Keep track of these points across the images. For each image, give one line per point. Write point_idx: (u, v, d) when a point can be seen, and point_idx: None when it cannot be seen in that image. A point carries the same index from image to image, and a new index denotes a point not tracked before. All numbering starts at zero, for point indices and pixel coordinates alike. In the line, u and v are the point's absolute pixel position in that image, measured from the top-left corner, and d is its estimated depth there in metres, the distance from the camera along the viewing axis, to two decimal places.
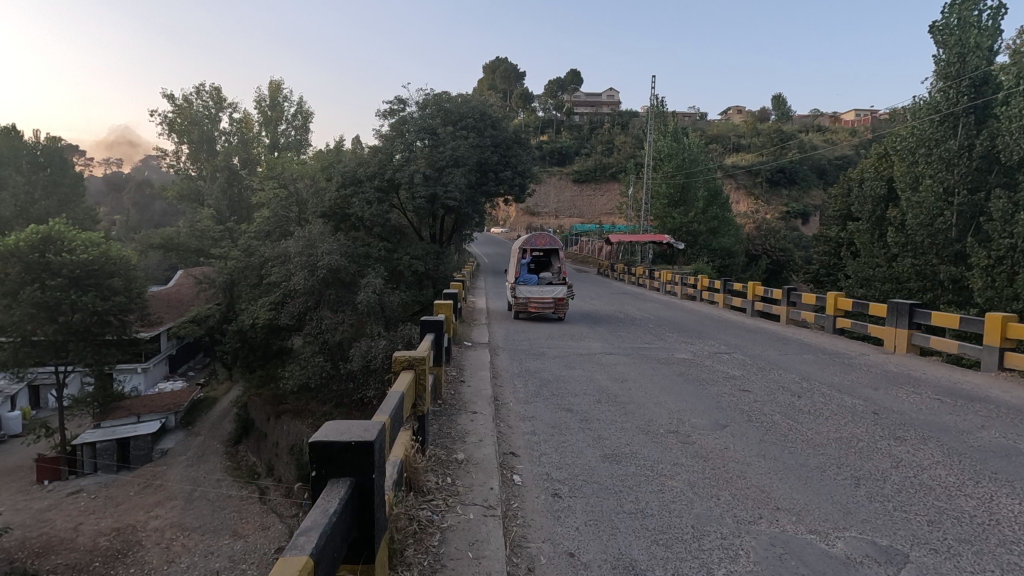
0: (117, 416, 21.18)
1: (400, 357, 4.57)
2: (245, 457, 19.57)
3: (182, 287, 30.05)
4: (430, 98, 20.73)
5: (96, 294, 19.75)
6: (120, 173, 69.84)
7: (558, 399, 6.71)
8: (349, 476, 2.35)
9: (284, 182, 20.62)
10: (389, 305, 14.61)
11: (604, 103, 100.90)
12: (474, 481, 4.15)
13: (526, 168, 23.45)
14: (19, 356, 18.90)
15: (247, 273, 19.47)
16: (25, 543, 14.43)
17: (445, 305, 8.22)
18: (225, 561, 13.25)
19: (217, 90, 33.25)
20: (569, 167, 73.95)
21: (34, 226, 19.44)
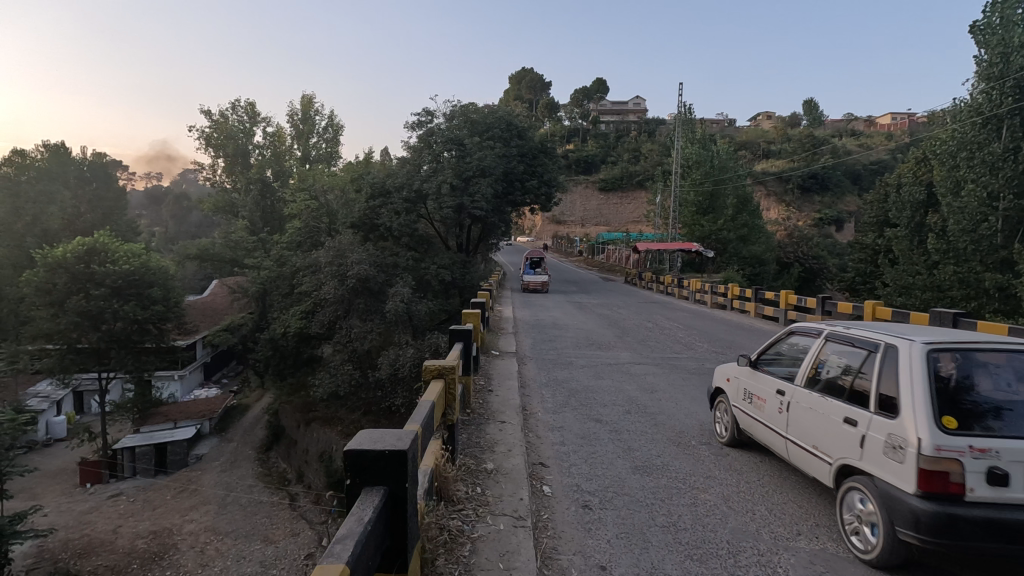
0: (155, 422, 21.85)
1: (431, 366, 4.61)
2: (276, 464, 19.90)
3: (217, 296, 30.95)
4: (457, 109, 20.97)
5: (137, 303, 20.46)
6: (161, 187, 72.72)
7: (586, 409, 6.66)
8: (383, 485, 2.37)
9: (315, 194, 21.09)
10: (417, 314, 14.75)
11: (631, 111, 100.56)
12: (503, 491, 4.15)
13: (553, 177, 23.43)
14: (65, 363, 19.85)
15: (279, 282, 19.84)
16: (69, 544, 14.92)
17: (474, 313, 8.25)
18: (257, 566, 13.45)
19: (252, 105, 34.16)
20: (596, 175, 73.89)
21: (80, 238, 20.26)
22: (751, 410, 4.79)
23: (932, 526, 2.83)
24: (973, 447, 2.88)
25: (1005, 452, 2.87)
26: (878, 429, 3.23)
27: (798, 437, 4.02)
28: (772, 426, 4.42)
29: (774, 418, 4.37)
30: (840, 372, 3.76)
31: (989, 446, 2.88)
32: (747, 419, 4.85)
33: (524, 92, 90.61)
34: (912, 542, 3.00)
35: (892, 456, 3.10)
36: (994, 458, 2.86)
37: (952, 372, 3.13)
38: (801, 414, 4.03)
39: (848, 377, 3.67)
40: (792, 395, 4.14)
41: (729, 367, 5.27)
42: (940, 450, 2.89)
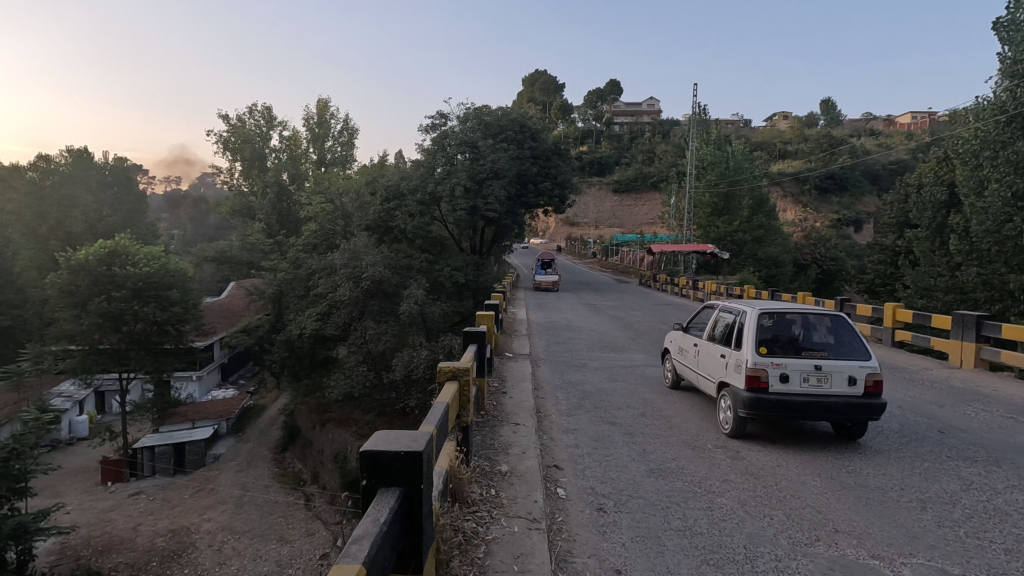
0: (174, 422, 22.20)
1: (445, 368, 4.63)
2: (292, 464, 20.10)
3: (235, 298, 31.38)
4: (470, 111, 20.96)
5: (156, 305, 20.82)
6: (180, 191, 73.96)
7: (600, 411, 6.63)
8: (398, 486, 2.37)
9: (330, 197, 21.28)
10: (431, 315, 14.80)
11: (644, 112, 100.12)
12: (517, 493, 4.15)
13: (566, 179, 23.41)
14: (87, 363, 20.25)
15: (294, 284, 20.03)
16: (91, 541, 15.21)
17: (487, 315, 8.27)
18: (273, 565, 13.60)
19: (269, 110, 34.63)
20: (609, 177, 73.64)
21: (102, 241, 20.68)
22: (683, 359, 7.02)
23: (750, 405, 5.18)
24: (772, 362, 5.20)
25: (792, 365, 5.17)
26: (732, 356, 5.54)
27: (702, 372, 6.35)
28: (691, 368, 6.72)
29: (694, 362, 6.60)
30: (723, 328, 6.04)
31: (782, 362, 5.19)
32: (681, 366, 7.09)
33: (537, 95, 90.57)
34: (747, 418, 5.33)
35: (737, 371, 5.42)
36: (786, 368, 5.16)
37: (770, 323, 5.45)
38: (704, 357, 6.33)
39: (725, 330, 5.98)
40: (700, 345, 6.44)
41: (672, 334, 7.52)
42: (755, 365, 5.22)
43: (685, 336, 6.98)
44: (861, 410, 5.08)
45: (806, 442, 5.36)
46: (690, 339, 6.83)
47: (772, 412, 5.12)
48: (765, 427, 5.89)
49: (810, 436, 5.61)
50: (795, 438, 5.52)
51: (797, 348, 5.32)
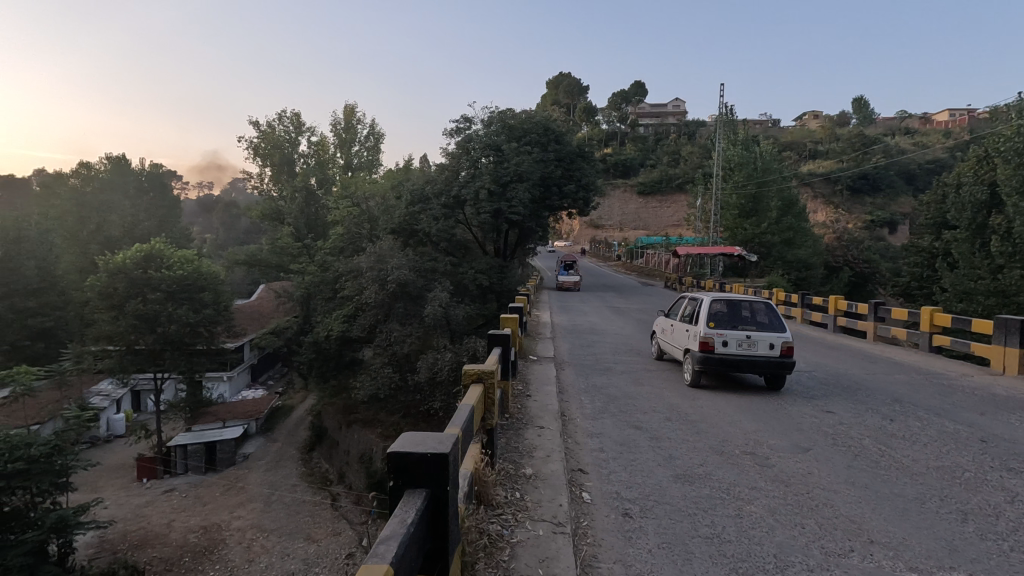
0: (206, 422, 22.78)
1: (470, 371, 4.64)
2: (319, 464, 20.40)
3: (264, 300, 32.09)
4: (495, 115, 20.98)
5: (189, 307, 21.41)
6: (212, 196, 76.01)
7: (626, 415, 6.56)
8: (425, 487, 2.39)
9: (356, 201, 21.61)
10: (455, 318, 14.87)
11: (670, 113, 99.13)
12: (542, 497, 4.13)
13: (590, 181, 23.28)
14: (124, 363, 20.90)
15: (321, 287, 20.33)
16: (126, 536, 15.67)
17: (512, 318, 8.27)
18: (300, 563, 13.84)
19: (298, 116, 35.32)
20: (634, 179, 73.09)
21: (138, 245, 21.39)
22: (666, 337, 9.30)
23: (699, 359, 7.53)
24: (717, 333, 7.55)
25: (730, 335, 7.51)
26: (692, 330, 7.91)
27: (676, 344, 8.66)
28: (670, 343, 9.03)
29: (671, 337, 8.89)
30: (691, 311, 8.40)
31: (723, 332, 7.54)
32: (664, 342, 9.38)
33: (561, 97, 90.40)
34: (699, 371, 7.67)
35: (694, 340, 7.79)
36: (727, 335, 7.49)
37: (719, 307, 7.85)
38: (678, 334, 8.68)
39: (692, 313, 8.35)
40: (676, 324, 8.77)
41: (659, 320, 9.85)
42: (703, 332, 7.62)
43: (667, 319, 9.30)
44: (777, 366, 7.37)
45: (741, 391, 7.66)
46: (671, 321, 9.13)
47: (713, 363, 7.50)
48: (737, 394, 7.42)
49: (747, 387, 7.90)
50: (735, 389, 7.82)
51: (736, 324, 7.65)
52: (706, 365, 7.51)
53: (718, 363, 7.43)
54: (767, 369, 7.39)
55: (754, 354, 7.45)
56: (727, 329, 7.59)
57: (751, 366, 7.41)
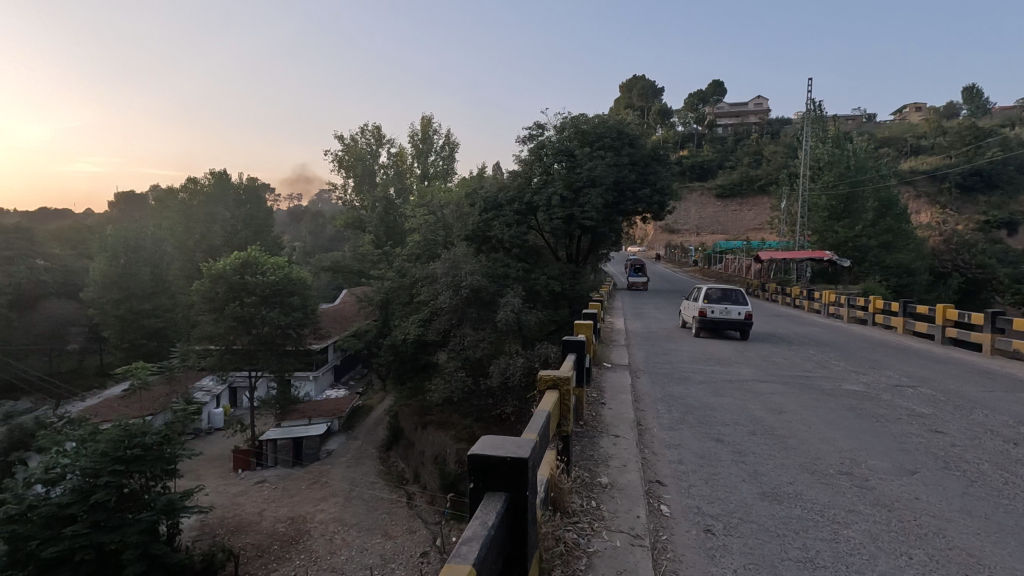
0: (294, 417, 24.46)
1: (546, 376, 4.65)
2: (396, 463, 21.12)
3: (347, 305, 33.88)
4: (567, 121, 20.98)
5: (280, 310, 22.91)
6: (301, 206, 81.40)
7: (706, 427, 6.30)
8: (504, 491, 2.41)
9: (432, 209, 22.36)
10: (527, 324, 14.86)
11: (751, 112, 94.96)
12: (619, 508, 4.04)
13: (666, 185, 22.48)
14: (224, 361, 22.69)
15: (399, 292, 21.06)
16: (224, 521, 16.95)
17: (585, 324, 8.19)
18: (378, 558, 14.44)
19: (379, 129, 36.97)
20: (712, 181, 70.49)
21: (237, 253, 23.17)
22: (687, 313, 15.04)
23: (698, 320, 13.29)
24: (708, 305, 13.30)
25: (716, 306, 13.26)
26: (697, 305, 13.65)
27: (690, 316, 14.40)
28: (688, 316, 14.84)
29: (689, 313, 14.64)
30: (699, 295, 14.16)
31: (713, 305, 13.27)
32: (686, 316, 15.07)
33: (635, 99, 88.36)
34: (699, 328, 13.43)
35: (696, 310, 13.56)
36: (714, 307, 13.27)
37: (714, 292, 13.54)
38: (691, 309, 14.49)
39: (699, 296, 14.07)
40: (691, 304, 14.57)
41: (685, 305, 15.66)
42: (700, 305, 13.42)
43: (688, 302, 15.04)
44: (742, 323, 12.97)
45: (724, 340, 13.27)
46: (690, 303, 14.87)
47: (705, 321, 13.29)
48: (827, 408, 7.00)
49: (780, 368, 9.74)
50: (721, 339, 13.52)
51: (721, 301, 13.36)
52: (702, 323, 13.29)
53: (708, 322, 13.18)
54: (736, 325, 13.04)
55: (729, 317, 13.08)
56: (714, 303, 13.40)
57: (728, 323, 13.09)
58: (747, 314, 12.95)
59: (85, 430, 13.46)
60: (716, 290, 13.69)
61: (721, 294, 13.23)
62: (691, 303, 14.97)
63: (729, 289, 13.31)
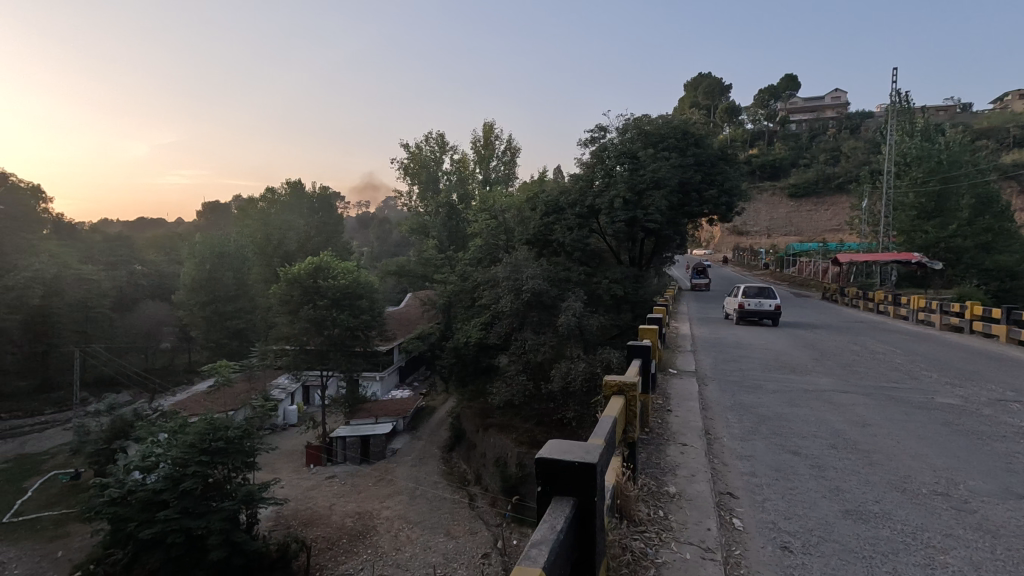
0: (361, 416, 25.37)
1: (611, 382, 4.58)
2: (458, 464, 21.47)
3: (412, 309, 34.97)
4: (630, 123, 20.61)
5: (350, 312, 23.90)
6: (369, 214, 84.86)
7: (781, 438, 5.99)
8: (572, 497, 2.40)
9: (494, 213, 22.77)
10: (589, 328, 14.63)
11: (828, 106, 89.78)
12: (688, 518, 3.91)
13: (734, 185, 21.10)
14: (298, 361, 23.90)
15: (461, 296, 21.40)
16: (297, 513, 17.81)
17: (650, 329, 7.99)
18: (440, 557, 14.74)
19: (442, 136, 37.72)
20: (785, 181, 67.20)
21: (310, 258, 24.37)
22: (729, 307, 18.59)
23: (738, 311, 16.90)
24: (745, 299, 16.84)
25: (752, 300, 16.83)
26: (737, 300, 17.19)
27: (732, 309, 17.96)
28: (730, 310, 18.40)
29: (731, 306, 18.20)
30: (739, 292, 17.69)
31: (749, 299, 16.80)
32: (728, 309, 18.60)
33: (700, 99, 85.54)
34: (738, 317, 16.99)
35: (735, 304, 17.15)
36: (751, 300, 16.88)
37: (751, 288, 17.15)
38: (733, 303, 18.05)
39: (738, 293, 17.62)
40: (732, 299, 18.15)
41: (728, 301, 19.20)
42: (739, 299, 17.05)
43: (731, 298, 18.57)
44: (774, 312, 16.52)
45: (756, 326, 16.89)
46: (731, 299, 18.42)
47: (743, 311, 16.95)
48: (918, 423, 6.48)
49: (863, 377, 9.15)
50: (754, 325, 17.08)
51: (755, 296, 16.94)
52: (740, 313, 16.91)
53: (744, 312, 16.80)
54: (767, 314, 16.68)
55: (764, 308, 16.68)
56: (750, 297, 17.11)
57: (763, 313, 16.67)
58: (777, 305, 16.52)
59: (176, 423, 14.61)
60: (753, 287, 17.33)
61: (757, 291, 16.77)
62: (733, 299, 18.48)
63: (763, 287, 16.90)
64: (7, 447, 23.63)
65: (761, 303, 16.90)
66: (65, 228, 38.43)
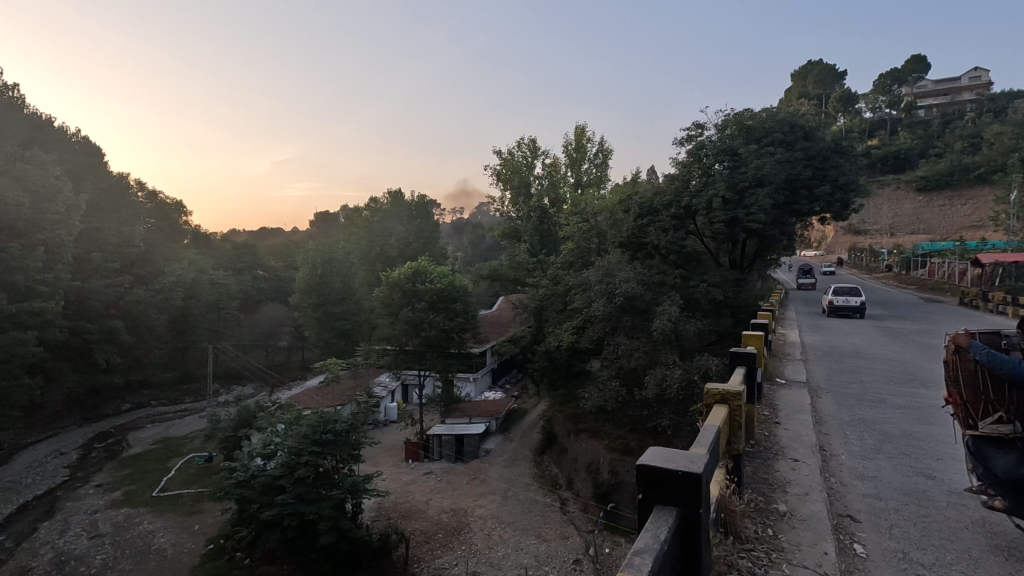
0: (456, 416, 26.25)
1: (713, 390, 4.34)
2: (549, 468, 21.51)
3: (504, 312, 35.79)
4: (730, 118, 19.56)
5: (445, 315, 24.78)
6: (465, 219, 87.87)
7: (910, 459, 5.39)
8: (675, 506, 2.32)
9: (587, 216, 22.77)
10: (686, 333, 13.98)
11: (967, 88, 79.67)
12: (802, 540, 3.63)
13: (851, 180, 19.18)
14: (397, 361, 25.16)
15: (553, 299, 21.44)
16: (397, 506, 18.73)
17: (755, 336, 7.52)
18: (532, 559, 14.86)
19: (534, 141, 37.96)
20: (912, 173, 60.61)
21: (408, 263, 25.60)
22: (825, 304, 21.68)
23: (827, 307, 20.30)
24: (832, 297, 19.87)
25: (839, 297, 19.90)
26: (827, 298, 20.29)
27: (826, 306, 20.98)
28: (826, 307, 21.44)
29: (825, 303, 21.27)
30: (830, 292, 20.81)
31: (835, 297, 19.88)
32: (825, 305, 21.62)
33: (810, 88, 79.50)
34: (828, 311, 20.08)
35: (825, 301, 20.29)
36: (838, 298, 20.12)
37: (839, 288, 20.43)
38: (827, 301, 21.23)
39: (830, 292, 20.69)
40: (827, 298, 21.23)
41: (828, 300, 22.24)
42: (829, 297, 20.39)
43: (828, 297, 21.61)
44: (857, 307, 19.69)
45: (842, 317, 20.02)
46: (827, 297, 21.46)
47: (832, 307, 20.35)
48: None
49: None
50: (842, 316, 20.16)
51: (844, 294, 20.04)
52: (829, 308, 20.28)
53: (833, 307, 20.19)
54: (852, 308, 19.97)
55: (850, 304, 19.88)
56: (839, 294, 20.53)
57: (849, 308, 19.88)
58: (861, 301, 19.69)
59: (292, 415, 15.96)
60: (842, 287, 20.53)
61: (844, 290, 20.05)
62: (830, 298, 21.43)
63: (850, 287, 20.12)
64: (155, 430, 27.01)
65: (848, 300, 20.25)
66: (202, 238, 43.31)
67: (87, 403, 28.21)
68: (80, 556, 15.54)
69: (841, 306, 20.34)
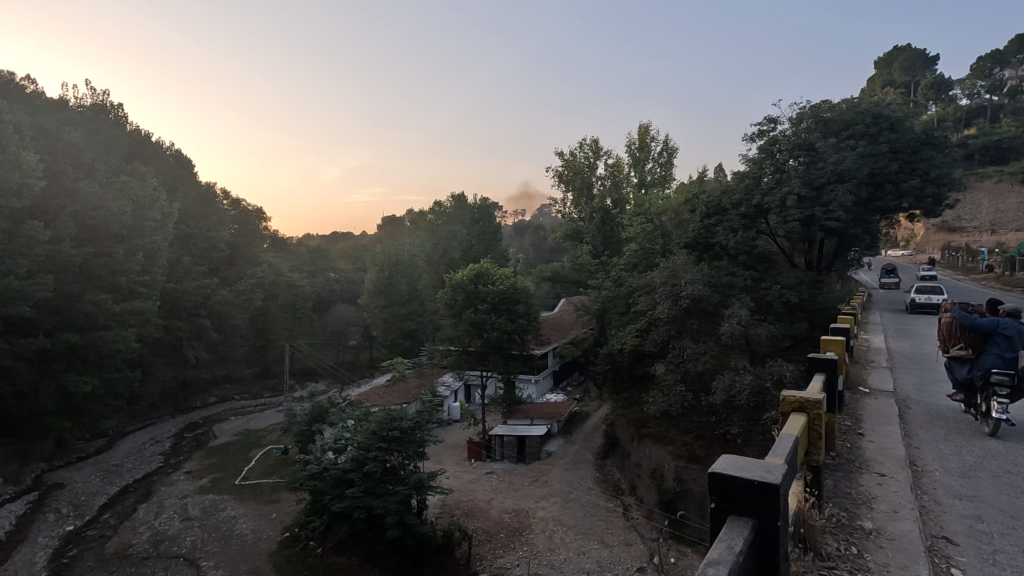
0: (518, 417, 26.34)
1: (789, 397, 4.14)
2: (612, 472, 21.21)
3: (566, 314, 35.66)
4: (806, 111, 18.54)
5: (507, 316, 24.94)
6: (526, 221, 88.33)
7: (1018, 479, 4.89)
8: (751, 518, 2.23)
9: (651, 217, 22.41)
10: (757, 338, 13.33)
11: None
12: (891, 561, 3.39)
13: (945, 172, 17.56)
14: (461, 361, 25.61)
15: (616, 301, 21.15)
16: (460, 503, 19.06)
17: (835, 341, 7.08)
18: (594, 564, 14.68)
19: (596, 142, 37.50)
20: (1017, 164, 55.02)
21: (472, 265, 25.99)
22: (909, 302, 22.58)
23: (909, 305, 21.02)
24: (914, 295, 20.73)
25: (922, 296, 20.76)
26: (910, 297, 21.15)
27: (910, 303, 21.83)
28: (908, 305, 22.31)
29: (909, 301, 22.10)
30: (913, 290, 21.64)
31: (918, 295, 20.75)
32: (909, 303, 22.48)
33: (895, 76, 73.95)
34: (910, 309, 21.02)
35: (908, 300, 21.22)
36: (920, 296, 20.84)
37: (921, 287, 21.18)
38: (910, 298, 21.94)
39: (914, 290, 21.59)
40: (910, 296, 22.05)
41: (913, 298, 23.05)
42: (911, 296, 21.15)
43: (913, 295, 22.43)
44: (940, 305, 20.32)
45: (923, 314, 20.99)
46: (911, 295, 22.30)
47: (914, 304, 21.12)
48: None
49: None
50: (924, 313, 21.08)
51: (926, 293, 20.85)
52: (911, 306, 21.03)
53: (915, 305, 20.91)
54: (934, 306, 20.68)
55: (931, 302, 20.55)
56: (922, 293, 21.31)
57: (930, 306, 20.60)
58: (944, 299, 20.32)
59: (361, 411, 16.57)
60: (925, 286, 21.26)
61: (926, 289, 20.76)
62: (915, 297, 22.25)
63: (933, 286, 20.83)
64: (238, 422, 28.87)
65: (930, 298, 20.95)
66: (280, 242, 45.93)
67: (179, 395, 30.61)
68: (173, 536, 16.89)
69: (923, 304, 21.09)
